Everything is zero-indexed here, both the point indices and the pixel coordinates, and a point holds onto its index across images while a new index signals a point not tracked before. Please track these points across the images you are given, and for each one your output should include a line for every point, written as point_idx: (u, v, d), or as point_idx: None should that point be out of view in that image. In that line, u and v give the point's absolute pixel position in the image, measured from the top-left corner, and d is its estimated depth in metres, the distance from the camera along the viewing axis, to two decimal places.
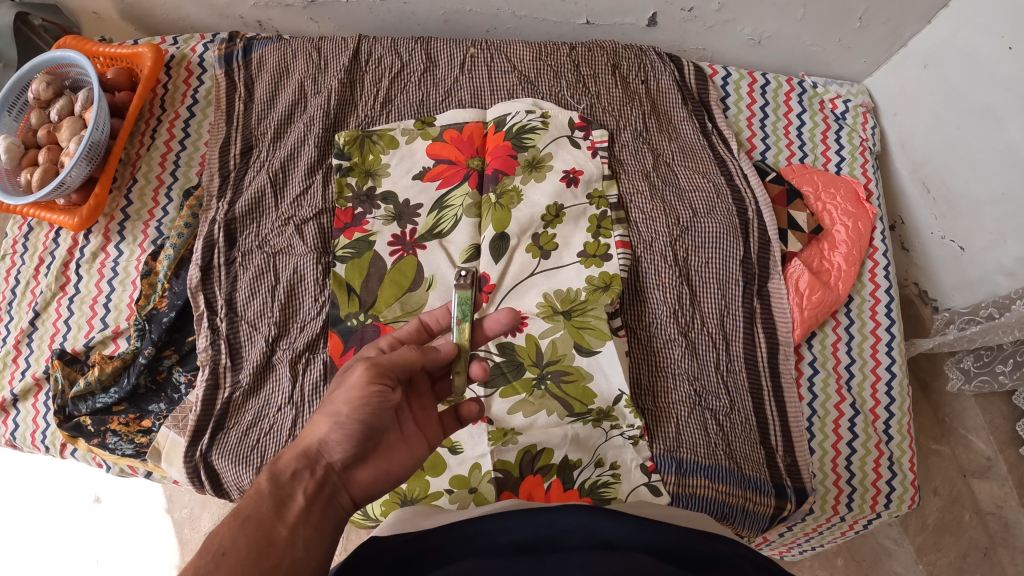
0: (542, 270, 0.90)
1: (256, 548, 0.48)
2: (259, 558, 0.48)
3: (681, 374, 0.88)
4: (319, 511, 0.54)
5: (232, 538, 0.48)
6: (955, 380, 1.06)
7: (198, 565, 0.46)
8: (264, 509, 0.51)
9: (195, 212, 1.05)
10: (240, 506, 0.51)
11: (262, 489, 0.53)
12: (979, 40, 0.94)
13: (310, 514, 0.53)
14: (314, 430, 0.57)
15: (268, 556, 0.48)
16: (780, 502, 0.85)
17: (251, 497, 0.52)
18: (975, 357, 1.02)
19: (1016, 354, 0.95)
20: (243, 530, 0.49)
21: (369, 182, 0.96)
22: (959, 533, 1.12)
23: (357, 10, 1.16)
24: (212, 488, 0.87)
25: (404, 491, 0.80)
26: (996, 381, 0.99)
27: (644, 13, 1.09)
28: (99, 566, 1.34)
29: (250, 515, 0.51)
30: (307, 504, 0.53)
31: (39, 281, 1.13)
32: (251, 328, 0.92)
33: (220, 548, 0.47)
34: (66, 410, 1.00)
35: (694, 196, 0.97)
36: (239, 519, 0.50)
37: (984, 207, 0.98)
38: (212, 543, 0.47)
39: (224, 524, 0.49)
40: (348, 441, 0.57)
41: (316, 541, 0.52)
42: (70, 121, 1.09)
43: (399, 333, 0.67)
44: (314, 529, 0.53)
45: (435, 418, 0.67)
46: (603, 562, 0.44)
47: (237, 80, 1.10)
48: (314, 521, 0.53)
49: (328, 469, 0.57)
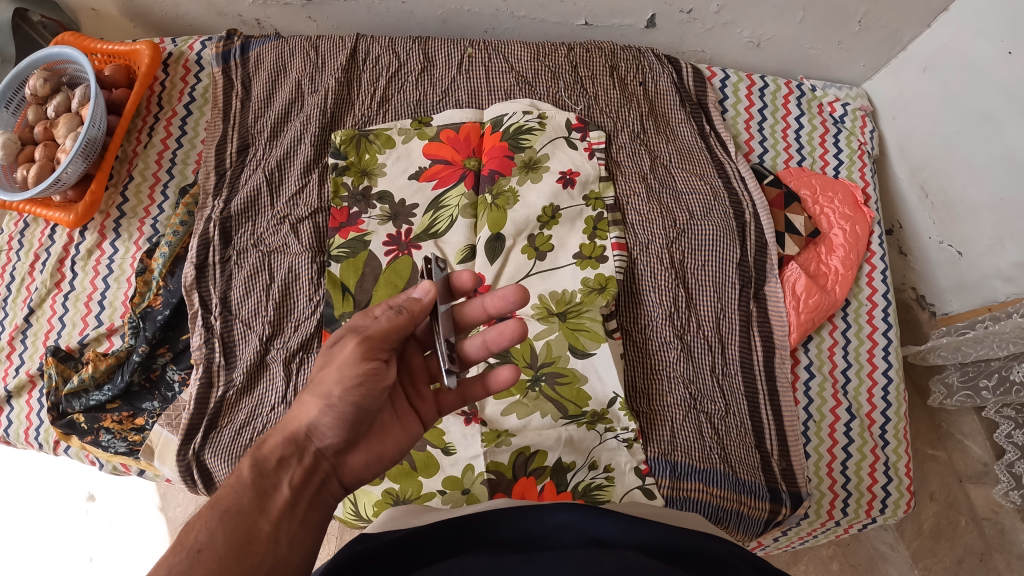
0: (537, 272, 0.89)
1: (235, 544, 0.47)
2: (239, 555, 0.46)
3: (676, 377, 0.88)
4: (305, 504, 0.53)
5: (210, 532, 0.47)
6: (937, 394, 1.07)
7: (171, 563, 0.44)
8: (245, 501, 0.50)
9: (190, 209, 1.05)
10: (218, 497, 0.50)
11: (245, 478, 0.51)
12: (979, 45, 0.94)
13: (295, 508, 0.52)
14: (304, 414, 0.57)
15: (249, 553, 0.47)
16: (775, 506, 0.85)
17: (231, 487, 0.51)
18: (961, 372, 1.01)
19: (1002, 371, 0.94)
20: (222, 524, 0.48)
21: (365, 182, 0.95)
22: (955, 539, 1.11)
23: (356, 9, 1.16)
24: (204, 487, 0.86)
25: (396, 492, 0.80)
26: (979, 396, 0.99)
27: (643, 15, 1.09)
28: (92, 564, 1.33)
29: (229, 507, 0.49)
30: (293, 496, 0.53)
31: (34, 278, 1.12)
32: (245, 326, 0.92)
33: (197, 543, 0.46)
34: (59, 408, 1.00)
35: (690, 199, 0.97)
36: (216, 511, 0.49)
37: (983, 211, 0.98)
38: (186, 537, 0.46)
39: (200, 516, 0.48)
40: (340, 424, 0.56)
41: (299, 536, 0.51)
42: (67, 118, 1.09)
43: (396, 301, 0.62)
44: (299, 524, 0.52)
45: (431, 398, 0.67)
46: (591, 557, 0.44)
47: (234, 78, 1.10)
48: (300, 515, 0.52)
49: (319, 455, 0.56)
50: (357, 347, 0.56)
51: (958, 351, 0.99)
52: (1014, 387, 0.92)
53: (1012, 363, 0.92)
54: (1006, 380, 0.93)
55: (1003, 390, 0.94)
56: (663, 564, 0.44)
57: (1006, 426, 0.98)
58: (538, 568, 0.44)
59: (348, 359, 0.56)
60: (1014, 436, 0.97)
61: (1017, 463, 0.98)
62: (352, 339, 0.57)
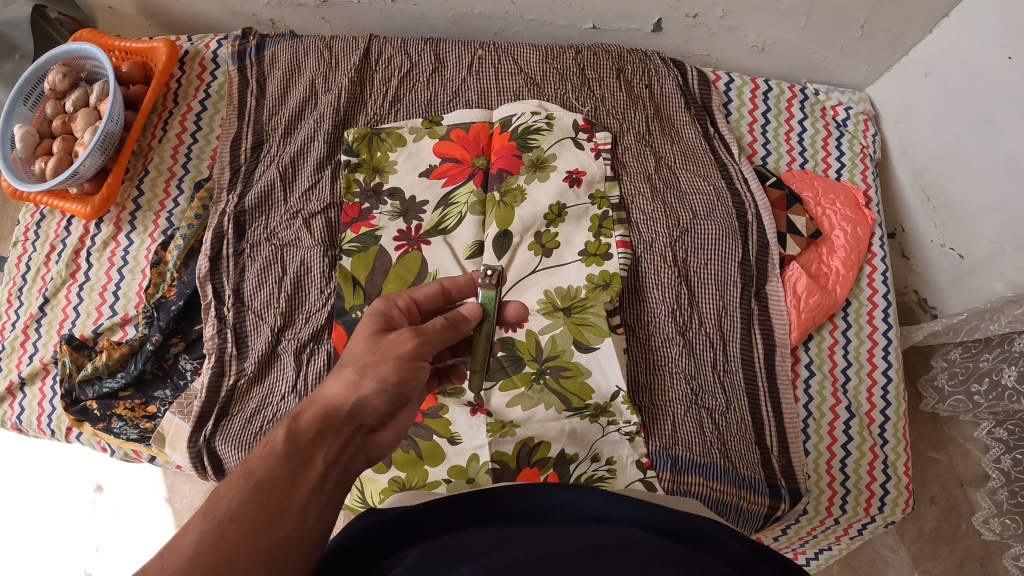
0: (543, 268, 0.91)
1: (267, 517, 0.45)
2: (268, 529, 0.45)
3: (678, 372, 0.90)
4: (335, 480, 0.51)
5: (242, 501, 0.45)
6: (929, 400, 1.08)
7: (202, 530, 0.43)
8: (279, 472, 0.48)
9: (205, 203, 1.07)
10: (251, 466, 0.48)
11: (280, 449, 0.49)
12: (979, 50, 0.96)
13: (326, 481, 0.50)
14: (348, 394, 0.55)
15: (279, 524, 0.46)
16: (774, 502, 0.87)
17: (264, 457, 0.48)
18: (951, 375, 1.03)
19: (992, 373, 0.95)
20: (254, 495, 0.46)
21: (377, 178, 0.98)
22: (956, 543, 1.11)
23: (369, 10, 1.18)
24: (214, 473, 0.89)
25: (403, 480, 0.82)
26: (971, 402, 0.99)
27: (650, 19, 1.11)
28: (99, 554, 1.36)
29: (262, 478, 0.47)
30: (325, 471, 0.50)
31: (49, 268, 1.15)
32: (258, 318, 0.94)
33: (230, 511, 0.45)
34: (72, 395, 1.02)
35: (694, 198, 0.99)
36: (249, 482, 0.47)
37: (982, 215, 1.00)
38: (217, 505, 0.45)
39: (235, 483, 0.46)
40: (377, 407, 0.56)
41: (328, 510, 0.49)
42: (85, 112, 1.12)
43: (417, 296, 0.66)
44: (328, 498, 0.50)
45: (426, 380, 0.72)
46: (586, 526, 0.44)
47: (249, 76, 1.12)
48: (329, 489, 0.50)
49: (352, 431, 0.54)
50: (413, 345, 0.58)
51: (952, 328, 1.02)
52: (1005, 392, 0.93)
53: (1002, 366, 0.93)
54: (997, 385, 0.94)
55: (995, 396, 0.94)
56: (658, 536, 0.44)
57: (996, 451, 0.98)
58: (540, 532, 0.44)
59: (404, 351, 0.58)
60: (1002, 461, 0.96)
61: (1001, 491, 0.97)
62: (409, 335, 0.58)
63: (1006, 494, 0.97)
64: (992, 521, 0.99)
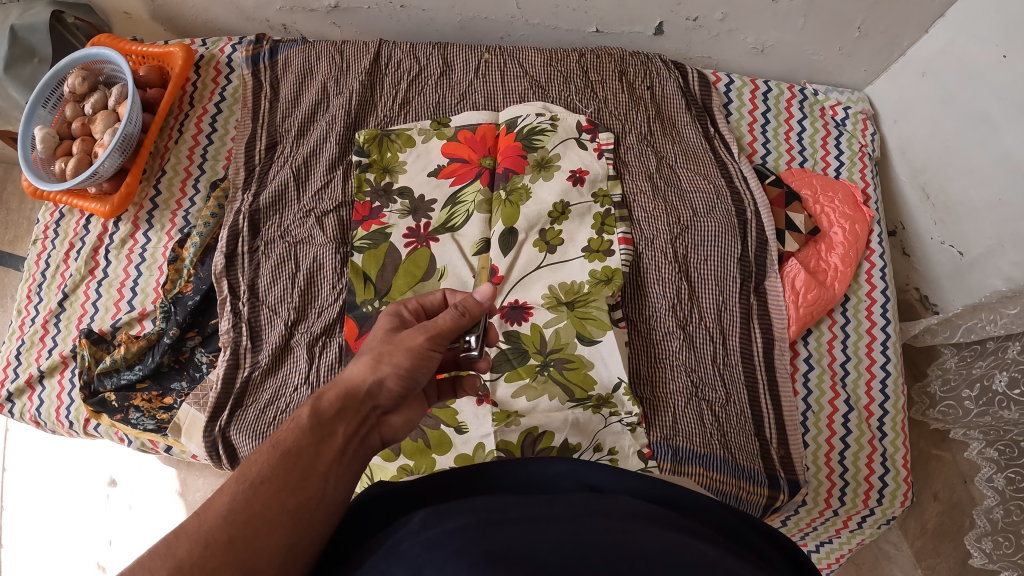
0: (548, 264, 0.95)
1: (292, 481, 0.49)
2: (293, 492, 0.49)
3: (679, 366, 0.93)
4: (353, 452, 0.55)
5: (270, 468, 0.50)
6: (922, 406, 1.10)
7: (235, 491, 0.48)
8: (303, 443, 0.52)
9: (220, 203, 1.10)
10: (280, 438, 0.52)
11: (304, 422, 0.53)
12: (975, 49, 0.98)
13: (345, 453, 0.54)
14: (366, 375, 0.58)
15: (302, 488, 0.50)
16: (772, 492, 0.89)
17: (291, 430, 0.53)
18: (942, 382, 1.05)
19: (983, 379, 0.96)
20: (281, 462, 0.50)
21: (387, 178, 1.01)
22: (959, 540, 1.11)
23: (379, 16, 1.22)
24: (229, 462, 0.92)
25: (411, 468, 0.85)
26: (961, 407, 1.01)
27: (651, 23, 1.15)
28: (112, 547, 1.39)
29: (288, 448, 0.51)
30: (344, 444, 0.54)
31: (68, 265, 1.18)
32: (272, 312, 0.98)
33: (260, 475, 0.49)
34: (91, 387, 1.06)
35: (694, 197, 1.02)
36: (277, 451, 0.51)
37: (981, 212, 1.02)
38: (249, 470, 0.49)
39: (263, 452, 0.51)
40: (396, 386, 0.59)
41: (347, 479, 0.53)
42: (105, 115, 1.16)
43: (424, 300, 0.69)
44: (346, 469, 0.53)
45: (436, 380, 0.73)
46: (583, 494, 0.47)
47: (263, 80, 1.16)
48: (347, 460, 0.54)
49: (369, 411, 0.58)
50: (424, 340, 0.60)
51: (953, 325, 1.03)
52: (995, 398, 0.93)
53: (994, 372, 0.94)
54: (988, 391, 0.95)
55: (985, 402, 0.95)
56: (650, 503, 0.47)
57: (988, 470, 0.95)
58: (538, 501, 0.46)
59: (415, 344, 0.60)
60: (994, 480, 0.94)
61: (996, 509, 0.94)
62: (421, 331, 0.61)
63: (1001, 513, 0.93)
64: (983, 540, 0.96)
